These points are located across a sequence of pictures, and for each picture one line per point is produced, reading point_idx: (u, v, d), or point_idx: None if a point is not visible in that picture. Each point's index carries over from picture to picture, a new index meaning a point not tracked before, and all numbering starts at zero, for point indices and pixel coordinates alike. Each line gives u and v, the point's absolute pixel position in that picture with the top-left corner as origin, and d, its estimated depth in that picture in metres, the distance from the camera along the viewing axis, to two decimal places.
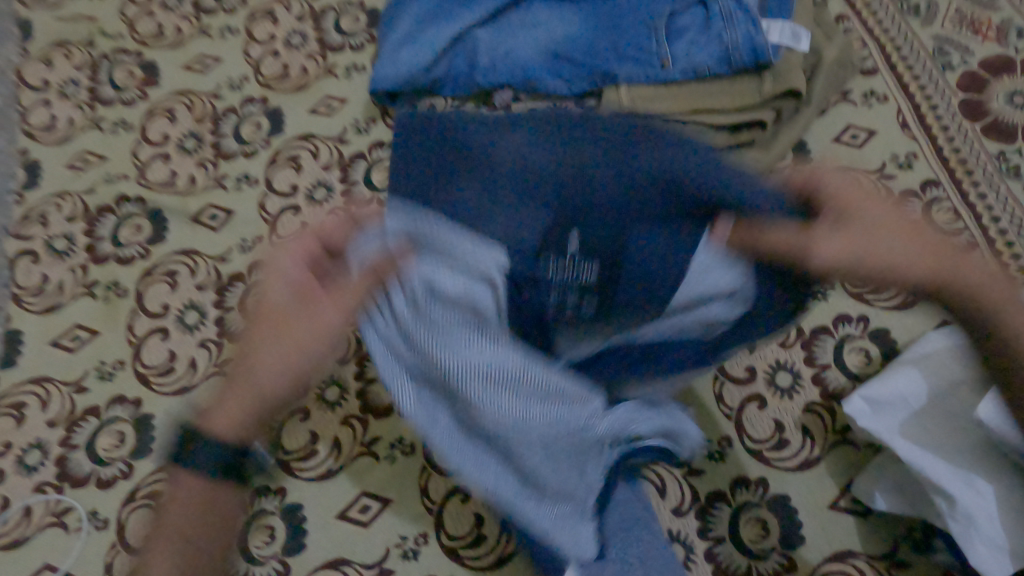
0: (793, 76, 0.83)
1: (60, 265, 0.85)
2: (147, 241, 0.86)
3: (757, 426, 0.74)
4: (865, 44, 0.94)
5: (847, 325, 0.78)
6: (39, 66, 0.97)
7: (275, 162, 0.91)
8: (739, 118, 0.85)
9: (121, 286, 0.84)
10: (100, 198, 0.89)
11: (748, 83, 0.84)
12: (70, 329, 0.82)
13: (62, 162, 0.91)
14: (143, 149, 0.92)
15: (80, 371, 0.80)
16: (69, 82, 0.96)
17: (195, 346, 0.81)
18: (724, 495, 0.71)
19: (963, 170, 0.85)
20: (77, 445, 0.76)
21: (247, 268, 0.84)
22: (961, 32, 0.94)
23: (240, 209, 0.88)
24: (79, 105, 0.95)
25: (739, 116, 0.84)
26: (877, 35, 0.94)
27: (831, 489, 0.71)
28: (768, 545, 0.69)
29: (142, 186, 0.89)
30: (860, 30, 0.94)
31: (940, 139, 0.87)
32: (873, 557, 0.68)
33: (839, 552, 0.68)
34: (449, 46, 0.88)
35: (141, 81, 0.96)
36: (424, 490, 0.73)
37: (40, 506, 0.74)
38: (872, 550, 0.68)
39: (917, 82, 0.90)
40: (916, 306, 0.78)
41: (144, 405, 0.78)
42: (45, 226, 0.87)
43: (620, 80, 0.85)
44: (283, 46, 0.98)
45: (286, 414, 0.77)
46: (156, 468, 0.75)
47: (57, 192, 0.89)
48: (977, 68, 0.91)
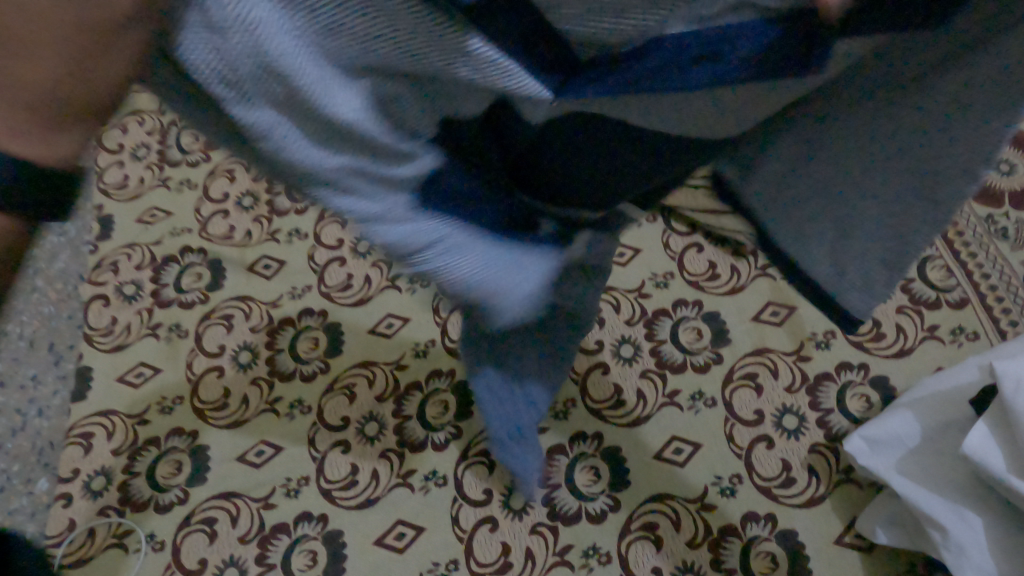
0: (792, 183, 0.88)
1: (128, 309, 0.94)
2: (206, 288, 0.95)
3: (765, 465, 0.80)
4: None
5: (849, 372, 0.84)
6: (116, 131, 1.07)
7: (323, 218, 0.99)
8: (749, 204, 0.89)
9: (182, 328, 0.92)
10: (166, 249, 0.98)
11: None
12: (134, 366, 0.90)
13: (132, 217, 1.00)
14: (204, 206, 1.01)
15: (143, 405, 0.88)
16: (141, 146, 1.06)
17: (248, 383, 0.88)
18: (734, 529, 0.77)
19: (955, 231, 0.91)
20: (138, 472, 0.84)
21: (297, 313, 0.92)
22: None
23: (291, 260, 0.96)
24: (149, 166, 1.04)
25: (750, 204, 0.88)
26: None
27: (836, 525, 0.76)
28: None
29: (203, 238, 0.98)
30: None
31: None
32: None
33: None
34: None
35: (205, 144, 1.06)
36: (455, 520, 0.79)
37: (103, 527, 0.81)
38: None
39: None
40: (911, 355, 0.84)
41: (199, 437, 0.85)
42: (116, 273, 0.96)
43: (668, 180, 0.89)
44: None
45: (329, 447, 0.83)
46: (210, 495, 0.81)
47: (128, 244, 0.98)
48: None
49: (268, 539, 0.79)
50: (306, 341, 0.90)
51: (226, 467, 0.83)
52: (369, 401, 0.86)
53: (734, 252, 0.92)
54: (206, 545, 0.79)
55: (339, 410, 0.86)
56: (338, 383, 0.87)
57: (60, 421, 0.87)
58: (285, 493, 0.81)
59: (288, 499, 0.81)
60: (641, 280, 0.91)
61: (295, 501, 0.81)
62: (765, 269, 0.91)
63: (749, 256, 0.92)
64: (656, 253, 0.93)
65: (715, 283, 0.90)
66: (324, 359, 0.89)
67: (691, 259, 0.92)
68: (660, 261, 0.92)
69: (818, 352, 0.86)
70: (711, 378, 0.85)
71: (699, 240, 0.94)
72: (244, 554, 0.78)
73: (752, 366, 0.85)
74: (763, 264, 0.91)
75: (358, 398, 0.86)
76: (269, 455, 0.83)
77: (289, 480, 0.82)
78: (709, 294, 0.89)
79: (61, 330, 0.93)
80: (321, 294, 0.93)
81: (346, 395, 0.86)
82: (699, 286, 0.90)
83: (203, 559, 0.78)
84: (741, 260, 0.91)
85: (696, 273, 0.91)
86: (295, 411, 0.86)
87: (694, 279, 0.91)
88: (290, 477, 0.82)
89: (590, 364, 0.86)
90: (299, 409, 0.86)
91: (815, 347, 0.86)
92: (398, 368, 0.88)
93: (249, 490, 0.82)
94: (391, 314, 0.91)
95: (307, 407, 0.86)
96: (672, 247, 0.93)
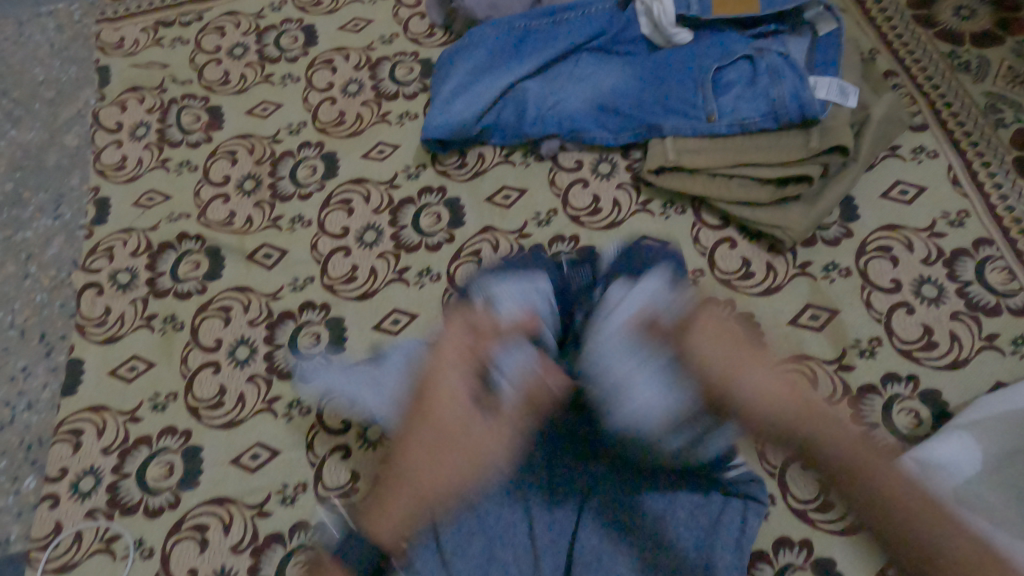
0: (833, 546, 0.70)
1: (122, 298, 0.90)
2: (327, 351, 0.84)
3: (801, 486, 0.73)
4: (929, 128, 0.91)
5: (896, 385, 0.77)
6: (325, 70, 1.06)
7: (445, 251, 0.90)
8: (817, 544, 0.70)
9: (177, 320, 0.88)
10: (284, 304, 0.88)
11: (826, 538, 0.70)
12: (128, 359, 0.86)
13: (242, 256, 0.91)
14: (323, 242, 0.92)
15: (136, 401, 0.83)
16: (352, 83, 1.04)
17: (245, 381, 0.83)
18: (765, 556, 0.71)
19: (1009, 214, 0.84)
20: (128, 473, 0.79)
21: (345, 370, 0.83)
22: (1006, 110, 0.91)
23: (344, 312, 0.87)
24: (365, 102, 1.02)
25: (821, 538, 0.71)
26: (953, 131, 0.90)
27: (879, 554, 0.69)
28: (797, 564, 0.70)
29: (327, 290, 0.88)
30: (939, 132, 0.91)
31: (1007, 221, 0.84)
32: None
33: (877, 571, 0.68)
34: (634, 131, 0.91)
35: (421, 75, 1.03)
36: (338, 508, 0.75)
37: (91, 531, 0.76)
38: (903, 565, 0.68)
39: (993, 178, 0.87)
40: (967, 367, 0.77)
41: (194, 437, 0.80)
42: (132, 314, 0.89)
43: (827, 548, 0.70)
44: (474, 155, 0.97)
45: (329, 452, 0.78)
46: (202, 500, 0.77)
47: (238, 286, 0.89)
48: (1015, 151, 0.88)
49: (261, 548, 0.74)
50: (308, 337, 0.85)
51: (219, 471, 0.78)
52: None
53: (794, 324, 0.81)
54: (197, 553, 0.74)
55: (340, 412, 0.80)
56: (339, 383, 0.82)
57: (50, 416, 0.83)
58: (280, 500, 0.76)
59: (284, 507, 0.76)
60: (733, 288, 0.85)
61: (290, 509, 0.76)
62: (803, 268, 0.85)
63: (787, 253, 0.86)
64: (685, 249, 0.88)
65: (750, 281, 0.85)
66: (325, 357, 0.84)
67: (723, 256, 0.87)
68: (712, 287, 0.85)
69: (862, 360, 0.79)
70: None
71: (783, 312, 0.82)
72: (237, 566, 0.73)
73: (788, 375, 0.79)
74: (801, 264, 0.85)
75: None
76: (265, 459, 0.79)
77: (286, 486, 0.77)
78: (793, 324, 0.81)
79: (53, 320, 0.90)
80: (361, 298, 0.88)
81: None
82: (792, 321, 0.82)
83: (193, 568, 0.73)
84: (777, 258, 0.86)
85: (727, 270, 0.86)
86: (294, 412, 0.81)
87: (724, 276, 0.85)
88: (286, 483, 0.77)
89: None
90: (298, 410, 0.81)
91: (859, 355, 0.79)
92: None
93: (244, 496, 0.77)
94: (397, 310, 0.86)
95: (307, 408, 0.81)
96: (703, 242, 0.88)
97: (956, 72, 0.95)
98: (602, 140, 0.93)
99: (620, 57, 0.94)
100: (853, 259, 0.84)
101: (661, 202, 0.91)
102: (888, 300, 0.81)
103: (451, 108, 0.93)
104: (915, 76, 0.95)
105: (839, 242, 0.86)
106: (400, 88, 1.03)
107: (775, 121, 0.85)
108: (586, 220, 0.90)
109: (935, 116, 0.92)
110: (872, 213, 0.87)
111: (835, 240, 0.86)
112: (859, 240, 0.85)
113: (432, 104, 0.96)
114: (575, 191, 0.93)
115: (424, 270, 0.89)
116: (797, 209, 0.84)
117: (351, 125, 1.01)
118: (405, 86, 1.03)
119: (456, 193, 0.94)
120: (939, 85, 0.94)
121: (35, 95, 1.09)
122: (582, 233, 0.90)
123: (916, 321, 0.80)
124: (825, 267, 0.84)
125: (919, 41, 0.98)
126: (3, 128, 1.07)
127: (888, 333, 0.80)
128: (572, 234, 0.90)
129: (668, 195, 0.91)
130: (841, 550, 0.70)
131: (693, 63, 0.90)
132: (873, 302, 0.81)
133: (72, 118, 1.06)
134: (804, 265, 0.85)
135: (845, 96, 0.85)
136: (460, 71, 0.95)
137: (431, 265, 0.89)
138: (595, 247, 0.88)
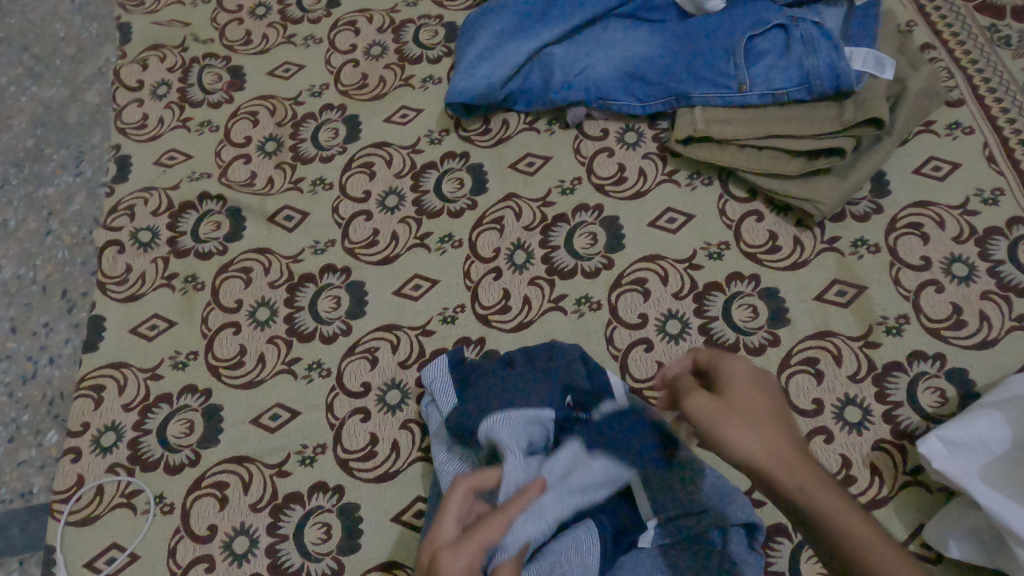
0: None
1: (143, 257, 0.90)
2: (347, 315, 0.84)
3: (822, 461, 0.73)
4: (965, 103, 0.89)
5: (922, 363, 0.76)
6: (348, 31, 1.04)
7: (468, 217, 0.89)
8: None
9: (199, 280, 0.88)
10: (305, 266, 0.87)
11: None
12: (149, 318, 0.86)
13: (264, 217, 0.91)
14: (344, 205, 0.91)
15: (156, 359, 0.83)
16: (375, 45, 1.03)
17: (265, 341, 0.83)
18: (784, 529, 0.70)
19: None
20: (150, 430, 0.79)
21: (365, 334, 0.83)
22: None
23: (364, 276, 0.86)
24: (389, 65, 1.01)
25: None
26: (990, 107, 0.88)
27: (899, 532, 0.69)
28: None
29: (348, 254, 0.88)
30: (975, 107, 0.89)
31: None
32: (922, 553, 0.68)
33: None
34: (667, 102, 0.89)
35: (446, 39, 1.02)
36: (356, 471, 0.75)
37: (112, 486, 0.77)
38: (924, 546, 0.68)
39: None
40: (995, 346, 0.76)
41: (214, 396, 0.81)
42: (153, 272, 0.89)
43: None
44: (499, 122, 0.96)
45: (348, 414, 0.78)
46: (222, 458, 0.77)
47: (259, 248, 0.89)
48: None
49: (281, 508, 0.74)
50: (328, 300, 0.85)
51: (239, 430, 0.79)
52: (392, 366, 0.80)
53: (819, 299, 0.80)
54: (216, 510, 0.75)
55: (359, 375, 0.80)
56: (359, 347, 0.82)
57: (72, 371, 0.84)
58: (300, 461, 0.76)
59: (303, 467, 0.76)
60: (760, 260, 0.83)
61: (309, 470, 0.76)
62: (831, 243, 0.83)
63: (814, 228, 0.85)
64: (709, 220, 0.86)
65: (775, 256, 0.83)
66: (345, 320, 0.84)
67: (749, 229, 0.85)
68: (736, 258, 0.84)
69: (888, 337, 0.77)
70: (766, 361, 0.78)
71: (809, 285, 0.81)
72: (256, 523, 0.74)
73: (812, 350, 0.78)
74: (829, 239, 0.84)
75: (380, 363, 0.81)
76: (285, 420, 0.79)
77: (305, 447, 0.77)
78: (817, 299, 0.80)
79: (75, 277, 0.90)
80: (381, 262, 0.87)
81: (367, 360, 0.81)
82: (817, 295, 0.80)
83: (213, 525, 0.74)
84: (804, 233, 0.84)
85: (754, 244, 0.84)
86: (314, 374, 0.81)
87: (750, 250, 0.84)
88: (306, 444, 0.77)
89: (632, 339, 0.80)
90: (318, 371, 0.81)
91: (885, 332, 0.78)
92: (424, 334, 0.82)
93: (263, 456, 0.77)
94: (420, 275, 0.86)
95: (327, 369, 0.81)
96: (729, 214, 0.86)
97: (996, 47, 0.92)
98: (628, 108, 0.91)
99: (650, 24, 0.91)
100: (882, 235, 0.83)
101: (687, 172, 0.90)
102: (917, 278, 0.80)
103: (475, 73, 0.92)
104: (952, 49, 0.93)
105: (869, 218, 0.84)
106: (424, 52, 1.01)
107: (808, 93, 0.83)
108: (611, 188, 0.89)
109: (972, 91, 0.89)
110: (903, 189, 0.85)
111: (865, 216, 0.84)
112: (889, 216, 0.84)
113: (457, 67, 0.94)
114: (600, 159, 0.91)
115: (445, 237, 0.88)
116: (827, 182, 0.82)
117: (374, 88, 0.99)
118: (429, 50, 1.01)
119: (479, 159, 0.93)
120: (977, 59, 0.92)
121: (57, 51, 1.08)
122: (606, 202, 0.88)
123: (945, 300, 0.78)
124: (854, 243, 0.83)
125: (958, 14, 0.95)
126: (25, 83, 1.06)
127: (915, 311, 0.78)
128: (596, 204, 0.88)
129: (694, 166, 0.90)
130: None
131: (726, 30, 0.87)
132: (902, 279, 0.80)
133: (93, 76, 1.06)
134: (832, 240, 0.84)
135: (881, 68, 0.83)
136: (487, 35, 0.94)
137: (452, 232, 0.88)
138: (619, 217, 0.87)
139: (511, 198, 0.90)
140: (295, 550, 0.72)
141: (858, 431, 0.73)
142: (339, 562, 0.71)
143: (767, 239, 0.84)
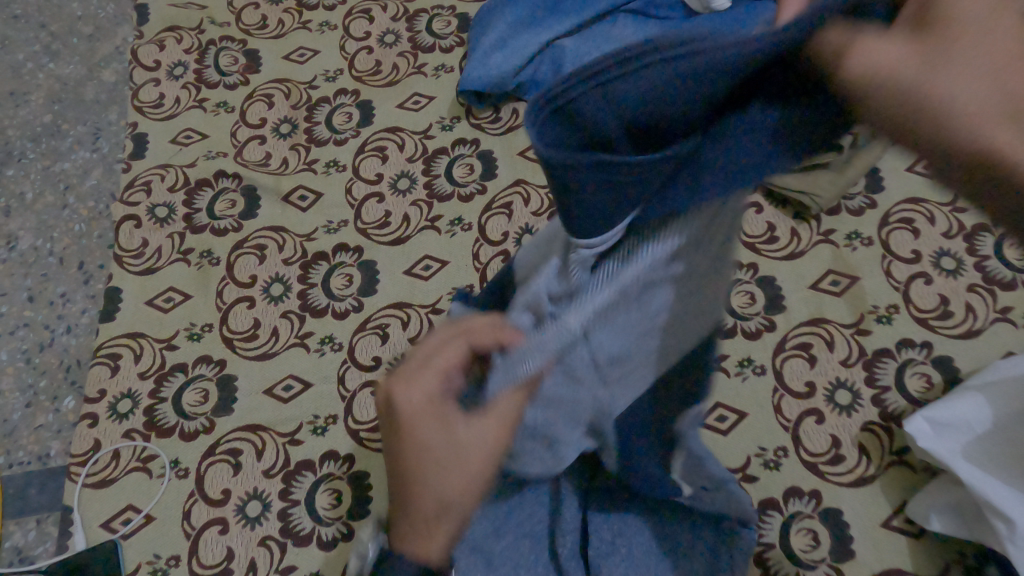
0: (842, 496, 0.73)
1: (159, 232, 0.92)
2: (358, 292, 0.87)
3: (814, 440, 0.76)
4: None
5: (910, 350, 0.79)
6: (363, 19, 1.07)
7: (478, 202, 0.92)
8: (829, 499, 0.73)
9: (214, 255, 0.90)
10: (318, 245, 0.90)
11: (839, 492, 0.73)
12: (164, 291, 0.88)
13: (279, 196, 0.93)
14: (358, 186, 0.94)
15: (172, 330, 0.86)
16: (389, 33, 1.05)
17: (278, 316, 0.86)
18: (775, 503, 0.74)
19: None
20: (164, 398, 0.82)
21: (377, 311, 0.85)
22: None
23: (375, 255, 0.89)
24: (402, 53, 1.03)
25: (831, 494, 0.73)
26: None
27: (884, 507, 0.72)
28: (804, 514, 0.73)
29: (361, 234, 0.90)
30: None
31: None
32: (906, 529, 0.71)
33: (883, 523, 0.72)
34: None
35: (458, 29, 1.04)
36: (365, 441, 0.78)
37: (127, 450, 0.79)
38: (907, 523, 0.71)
39: None
40: (980, 336, 0.79)
41: (228, 366, 0.83)
42: (169, 245, 0.91)
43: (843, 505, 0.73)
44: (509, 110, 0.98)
45: (359, 387, 0.81)
46: (236, 426, 0.80)
47: (273, 226, 0.91)
48: None
49: (293, 474, 0.77)
50: (340, 277, 0.88)
51: (253, 399, 0.81)
52: (402, 342, 0.83)
53: (814, 286, 0.84)
54: (230, 475, 0.77)
55: (371, 349, 0.83)
56: (370, 323, 0.85)
57: (89, 340, 0.86)
58: (312, 430, 0.79)
59: (315, 437, 0.79)
60: (759, 252, 0.87)
61: (321, 439, 0.79)
62: (827, 235, 0.87)
63: (811, 221, 0.88)
64: None
65: (772, 246, 0.87)
66: (357, 297, 0.86)
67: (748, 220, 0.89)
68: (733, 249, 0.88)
69: (878, 326, 0.81)
70: (762, 345, 0.81)
71: (804, 273, 0.85)
72: (268, 489, 0.76)
73: (806, 336, 0.81)
74: (825, 231, 0.87)
75: (391, 338, 0.84)
76: (297, 391, 0.81)
77: (316, 417, 0.80)
78: (812, 287, 0.84)
79: (91, 250, 0.92)
80: (393, 242, 0.90)
81: (378, 335, 0.84)
82: (813, 284, 0.84)
83: (226, 490, 0.77)
84: (802, 225, 0.88)
85: (753, 235, 0.88)
86: (326, 348, 0.83)
87: (750, 239, 0.88)
88: (318, 415, 0.80)
89: None
90: (329, 346, 0.84)
91: (876, 321, 0.81)
92: (434, 312, 0.85)
93: (276, 425, 0.80)
94: (429, 256, 0.89)
95: (338, 344, 0.84)
96: None
97: None
98: None
99: (658, 21, 0.94)
100: (875, 229, 0.86)
101: None
102: (907, 270, 0.84)
103: (488, 62, 0.94)
104: None
105: (863, 213, 0.88)
106: (437, 41, 1.04)
107: None
108: None
109: None
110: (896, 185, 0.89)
111: (860, 210, 0.88)
112: (883, 211, 0.87)
113: (470, 57, 0.97)
114: None
115: (454, 220, 0.91)
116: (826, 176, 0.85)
117: (387, 74, 1.02)
118: (442, 39, 1.04)
119: (489, 146, 0.96)
120: None
121: (73, 30, 1.10)
122: None
123: (933, 291, 0.82)
124: (848, 235, 0.87)
125: None
126: (41, 60, 1.08)
127: (905, 302, 0.82)
128: None
129: None
130: (850, 506, 0.73)
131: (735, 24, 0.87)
132: (893, 271, 0.84)
133: (110, 54, 1.08)
134: (828, 232, 0.87)
135: None
136: (501, 24, 0.96)
137: (461, 216, 0.91)
138: None
139: (519, 182, 0.93)
140: (306, 515, 0.75)
141: (849, 414, 0.77)
142: (349, 527, 0.74)
143: (766, 230, 0.88)
